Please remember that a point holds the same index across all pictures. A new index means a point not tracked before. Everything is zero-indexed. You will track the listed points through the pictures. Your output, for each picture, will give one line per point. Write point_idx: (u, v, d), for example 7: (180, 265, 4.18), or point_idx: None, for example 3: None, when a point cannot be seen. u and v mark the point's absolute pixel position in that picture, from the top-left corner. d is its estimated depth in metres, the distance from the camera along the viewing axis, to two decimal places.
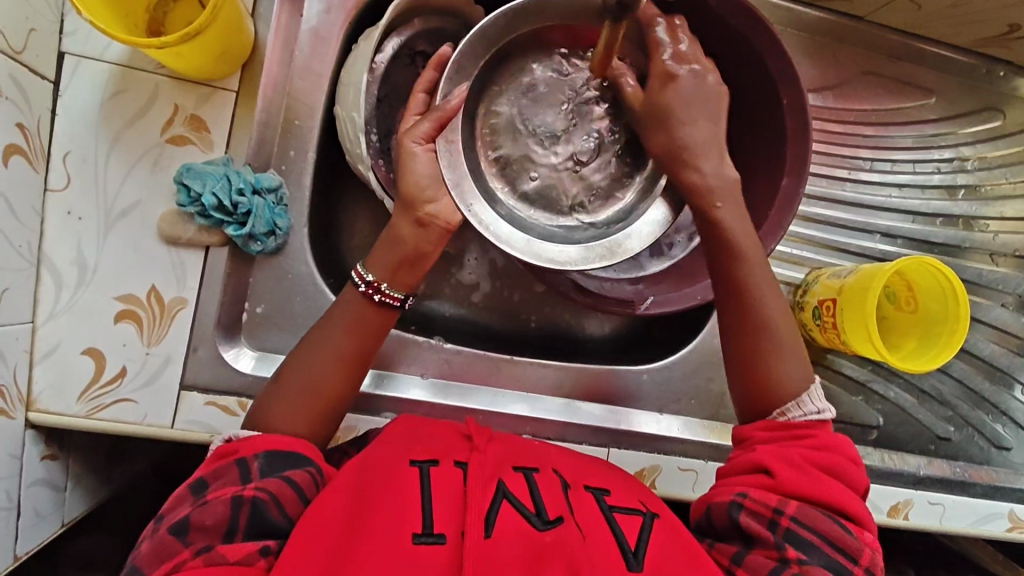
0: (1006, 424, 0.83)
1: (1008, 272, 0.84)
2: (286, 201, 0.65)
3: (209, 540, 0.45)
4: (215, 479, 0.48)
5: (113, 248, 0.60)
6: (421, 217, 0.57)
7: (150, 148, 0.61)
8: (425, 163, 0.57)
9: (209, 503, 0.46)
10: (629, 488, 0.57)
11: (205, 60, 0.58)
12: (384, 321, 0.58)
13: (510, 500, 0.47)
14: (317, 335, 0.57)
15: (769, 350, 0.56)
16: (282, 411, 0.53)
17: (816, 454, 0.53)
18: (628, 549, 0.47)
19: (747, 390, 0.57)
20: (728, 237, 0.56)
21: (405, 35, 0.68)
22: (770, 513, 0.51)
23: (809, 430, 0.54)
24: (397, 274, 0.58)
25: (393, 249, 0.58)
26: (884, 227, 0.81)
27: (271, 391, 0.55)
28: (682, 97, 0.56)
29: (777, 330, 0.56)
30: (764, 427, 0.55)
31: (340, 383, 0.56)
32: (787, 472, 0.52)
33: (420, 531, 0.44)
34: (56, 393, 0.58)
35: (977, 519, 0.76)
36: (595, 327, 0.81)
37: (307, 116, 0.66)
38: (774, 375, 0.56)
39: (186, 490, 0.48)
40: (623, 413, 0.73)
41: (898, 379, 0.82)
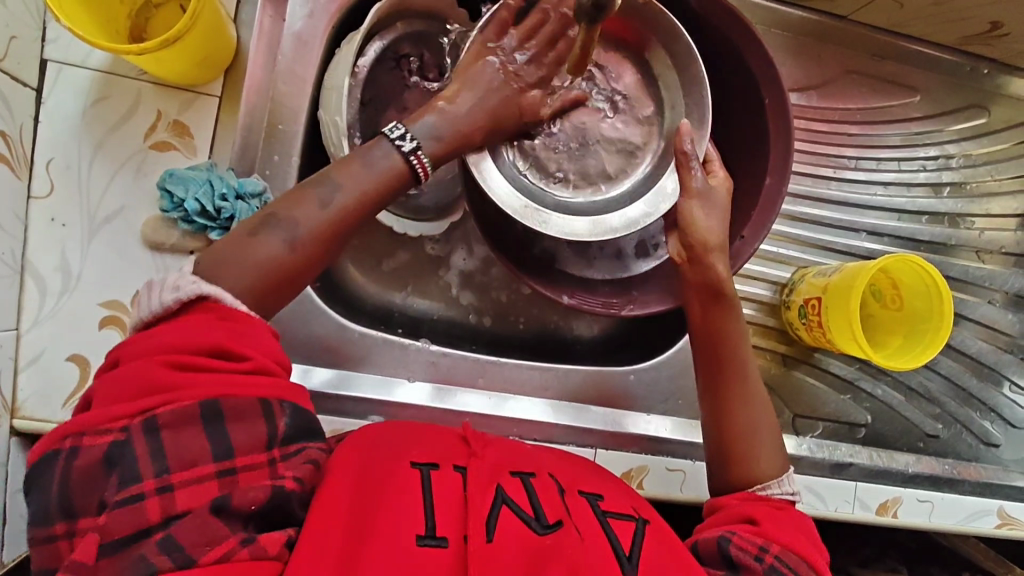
0: (994, 420, 0.84)
1: (995, 269, 0.85)
2: (271, 207, 0.64)
3: (240, 526, 0.39)
4: (237, 419, 0.41)
5: (98, 254, 0.60)
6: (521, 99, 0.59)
7: (133, 154, 0.61)
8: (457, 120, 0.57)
9: (246, 485, 0.40)
10: (621, 494, 0.57)
11: (186, 66, 0.58)
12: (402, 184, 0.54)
13: (510, 506, 0.47)
14: (305, 192, 0.50)
15: (746, 429, 0.59)
16: (249, 262, 0.46)
17: (796, 519, 0.54)
18: (624, 553, 0.47)
19: (724, 456, 0.59)
20: (724, 324, 0.60)
21: (388, 38, 0.69)
22: (756, 549, 0.50)
23: (786, 504, 0.56)
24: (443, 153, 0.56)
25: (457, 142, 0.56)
26: (870, 225, 0.81)
27: (237, 242, 0.47)
28: (710, 200, 0.60)
29: (758, 415, 0.59)
30: (741, 497, 0.56)
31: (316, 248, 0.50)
32: (771, 522, 0.53)
33: (422, 533, 0.44)
34: (41, 400, 0.58)
35: (966, 516, 0.76)
36: (583, 329, 0.81)
37: (291, 121, 0.66)
38: (750, 453, 0.58)
39: (196, 410, 0.39)
40: (611, 414, 0.73)
41: (886, 377, 0.82)
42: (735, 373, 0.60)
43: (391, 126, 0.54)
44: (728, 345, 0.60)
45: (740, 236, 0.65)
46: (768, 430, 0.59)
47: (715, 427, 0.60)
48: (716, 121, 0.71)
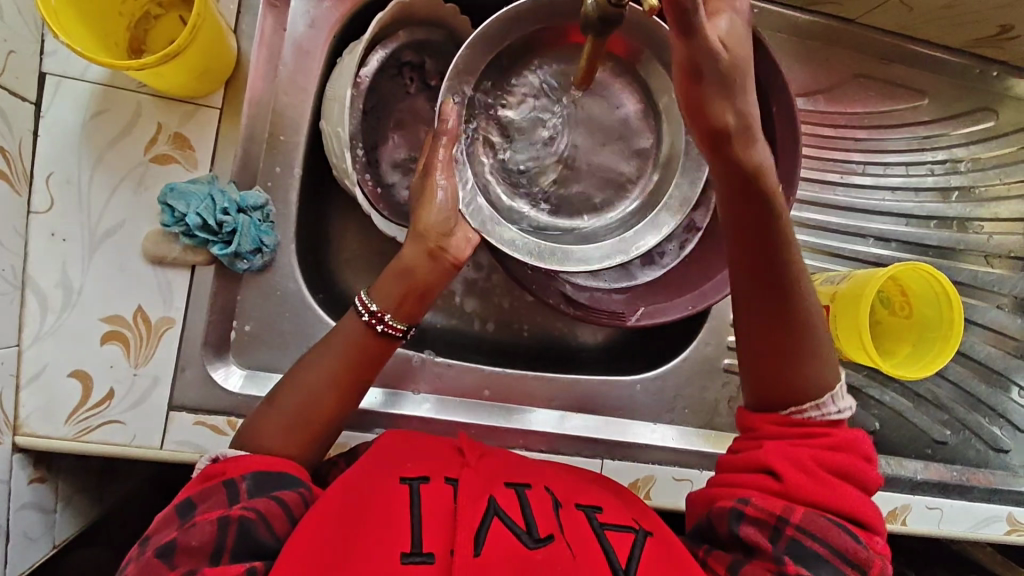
0: (1004, 426, 0.83)
1: (1004, 273, 0.84)
2: (271, 218, 0.64)
3: (194, 563, 0.44)
4: (200, 500, 0.47)
5: (99, 268, 0.59)
6: (433, 247, 0.57)
7: (133, 168, 0.60)
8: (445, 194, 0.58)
9: (195, 525, 0.45)
10: (620, 505, 0.56)
11: (187, 79, 0.58)
12: (383, 351, 0.57)
13: (500, 518, 0.46)
14: (313, 358, 0.56)
15: (794, 346, 0.52)
16: (270, 435, 0.53)
17: (829, 452, 0.52)
18: (620, 567, 0.47)
19: (767, 389, 0.54)
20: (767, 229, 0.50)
21: (391, 47, 0.68)
22: (774, 522, 0.50)
23: (824, 429, 0.53)
24: (400, 304, 0.57)
25: (402, 279, 0.57)
26: (877, 231, 0.80)
27: (261, 416, 0.54)
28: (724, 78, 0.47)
29: (805, 326, 0.52)
30: (776, 421, 0.54)
31: (332, 408, 0.55)
32: (796, 475, 0.51)
33: (409, 550, 0.44)
34: (43, 416, 0.58)
35: (975, 523, 0.76)
36: (588, 337, 0.80)
37: (293, 132, 0.65)
38: (798, 372, 0.53)
39: (173, 511, 0.47)
40: (616, 424, 0.72)
41: (894, 384, 0.81)
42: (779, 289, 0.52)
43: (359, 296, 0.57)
44: (774, 263, 0.51)
45: None
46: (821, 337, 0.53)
47: (754, 337, 0.54)
48: None
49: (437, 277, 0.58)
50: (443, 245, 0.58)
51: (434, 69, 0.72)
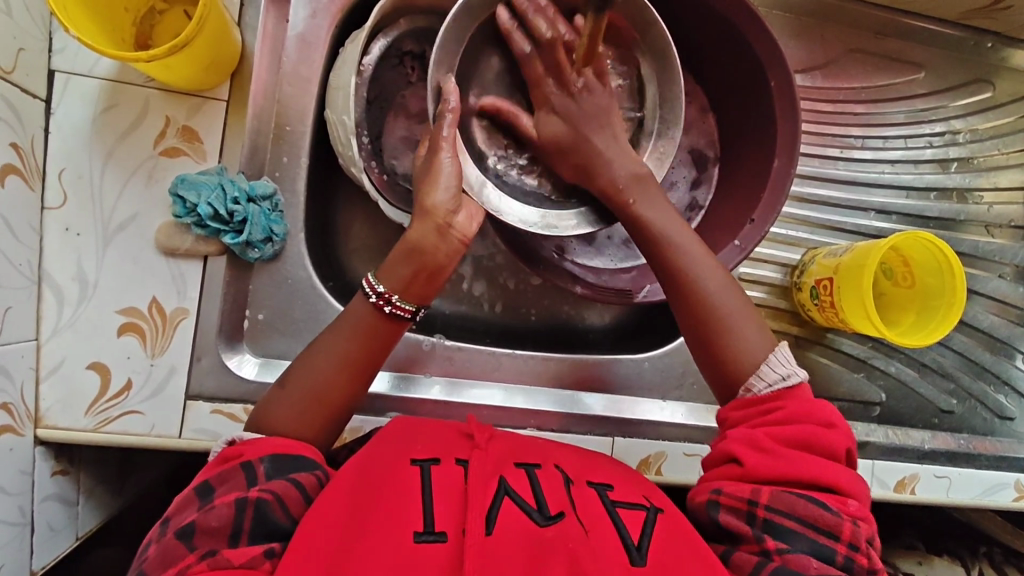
0: (1008, 394, 0.84)
1: (1005, 243, 0.85)
2: (281, 207, 0.65)
3: (212, 544, 0.45)
4: (221, 482, 0.48)
5: (113, 261, 0.60)
6: (442, 224, 0.55)
7: (144, 161, 0.61)
8: (450, 171, 0.56)
9: (214, 507, 0.46)
10: (632, 483, 0.57)
11: (195, 71, 0.58)
12: (394, 332, 0.57)
13: (511, 496, 0.47)
14: (322, 342, 0.56)
15: (718, 324, 0.57)
16: (285, 417, 0.54)
17: (781, 428, 0.52)
18: (632, 543, 0.48)
19: (718, 372, 0.57)
20: (652, 230, 0.59)
21: (392, 35, 0.70)
22: (745, 506, 0.51)
23: (776, 400, 0.54)
24: (410, 286, 0.56)
25: (412, 261, 0.56)
26: (879, 204, 0.81)
27: (275, 399, 0.55)
28: (584, 110, 0.59)
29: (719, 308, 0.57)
30: (739, 407, 0.55)
31: (344, 387, 0.56)
32: (754, 457, 0.52)
33: (421, 529, 0.45)
34: (64, 409, 0.59)
35: (984, 490, 0.78)
36: (595, 318, 0.81)
37: (299, 122, 0.66)
38: (730, 350, 0.56)
39: (192, 493, 0.48)
40: (626, 401, 0.74)
41: (899, 355, 0.82)
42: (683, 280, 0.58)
43: (366, 280, 0.57)
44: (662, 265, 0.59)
45: (750, 219, 0.65)
46: (734, 308, 0.58)
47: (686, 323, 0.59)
48: (722, 106, 0.71)
49: (446, 255, 0.56)
50: (450, 222, 0.56)
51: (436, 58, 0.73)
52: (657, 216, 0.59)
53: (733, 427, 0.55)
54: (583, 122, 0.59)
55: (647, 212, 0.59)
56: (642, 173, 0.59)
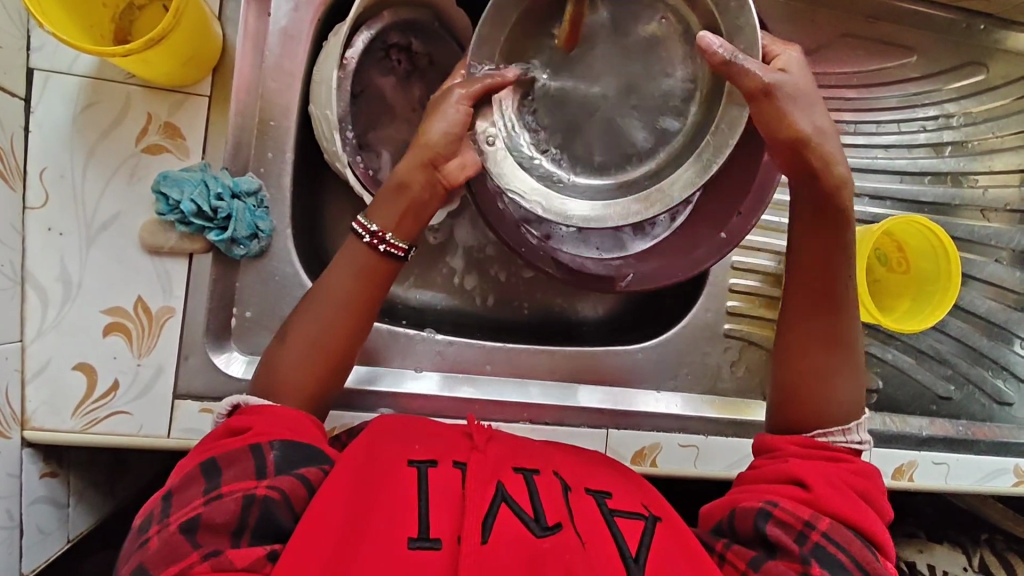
0: (1007, 379, 0.84)
1: (1001, 227, 0.84)
2: (267, 204, 0.64)
3: (217, 539, 0.44)
4: (228, 466, 0.47)
5: (97, 260, 0.60)
6: (432, 162, 0.54)
7: (126, 159, 0.60)
8: (453, 117, 0.53)
9: (219, 500, 0.45)
10: (630, 491, 0.56)
11: (177, 65, 0.58)
12: (388, 271, 0.57)
13: (508, 503, 0.47)
14: (322, 290, 0.56)
15: (829, 361, 0.56)
16: (289, 370, 0.54)
17: (849, 476, 0.53)
18: (630, 553, 0.47)
19: (789, 404, 0.57)
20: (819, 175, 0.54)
21: (376, 27, 0.67)
22: (800, 526, 0.50)
23: (851, 458, 0.54)
24: (401, 224, 0.55)
25: (401, 198, 0.55)
26: (872, 189, 0.81)
27: (276, 355, 0.55)
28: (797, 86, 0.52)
29: (844, 348, 0.56)
30: (800, 444, 0.55)
31: (346, 334, 0.56)
32: (824, 488, 0.51)
33: (415, 535, 0.44)
34: (50, 410, 0.59)
35: (982, 476, 0.77)
36: (588, 310, 0.81)
37: (283, 116, 0.65)
38: (824, 393, 0.56)
39: (199, 474, 0.47)
40: (620, 393, 0.73)
41: (895, 341, 0.81)
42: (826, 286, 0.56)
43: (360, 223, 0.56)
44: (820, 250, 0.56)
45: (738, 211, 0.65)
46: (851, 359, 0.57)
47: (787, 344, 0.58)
48: None
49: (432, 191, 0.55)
50: (438, 165, 0.54)
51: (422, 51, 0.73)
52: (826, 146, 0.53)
53: (794, 457, 0.54)
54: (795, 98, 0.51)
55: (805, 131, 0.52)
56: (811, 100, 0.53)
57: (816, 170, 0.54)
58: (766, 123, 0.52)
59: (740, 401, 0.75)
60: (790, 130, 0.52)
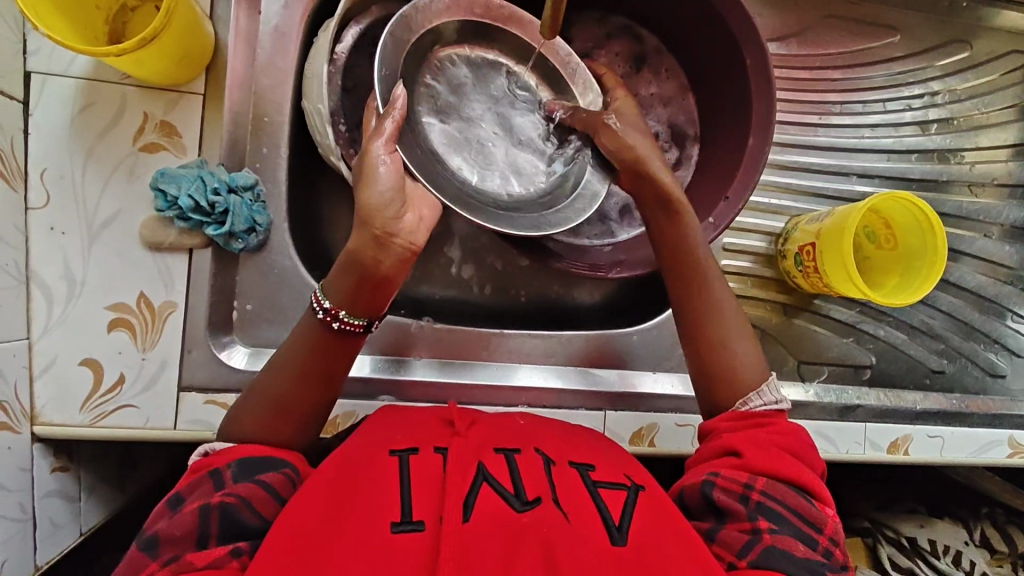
0: (999, 352, 0.85)
1: (990, 202, 0.85)
2: (263, 198, 0.65)
3: (179, 550, 0.46)
4: (190, 492, 0.49)
5: (99, 258, 0.61)
6: (380, 234, 0.51)
7: (124, 158, 0.62)
8: (388, 174, 0.52)
9: (179, 516, 0.47)
10: (615, 462, 0.57)
11: (172, 65, 0.59)
12: (348, 346, 0.56)
13: (489, 482, 0.48)
14: (283, 352, 0.56)
15: (719, 330, 0.59)
16: (252, 424, 0.54)
17: (779, 436, 0.55)
18: (613, 523, 0.48)
19: (713, 389, 0.58)
20: (635, 158, 0.62)
21: (365, 22, 0.70)
22: (741, 489, 0.51)
23: (770, 416, 0.56)
24: (356, 299, 0.53)
25: (352, 273, 0.53)
26: (860, 168, 0.82)
27: (241, 411, 0.55)
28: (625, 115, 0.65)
29: (726, 314, 0.60)
30: (731, 420, 0.56)
31: (308, 394, 0.55)
32: (757, 453, 0.53)
33: (398, 519, 0.44)
34: (59, 406, 0.60)
35: (977, 448, 0.78)
36: (584, 296, 0.82)
37: (276, 112, 0.66)
38: (729, 362, 0.58)
39: (163, 505, 0.49)
40: (616, 375, 0.74)
41: (888, 318, 0.82)
42: (690, 258, 0.61)
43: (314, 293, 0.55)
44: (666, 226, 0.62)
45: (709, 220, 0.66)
46: (736, 320, 0.60)
47: (687, 335, 0.60)
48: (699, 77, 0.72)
49: (389, 263, 0.52)
50: (392, 232, 0.52)
51: None
52: (635, 140, 0.63)
53: (726, 432, 0.56)
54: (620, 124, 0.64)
55: (627, 136, 0.63)
56: (630, 118, 0.65)
57: (640, 174, 0.62)
58: (610, 147, 0.63)
59: None
60: (627, 149, 0.62)
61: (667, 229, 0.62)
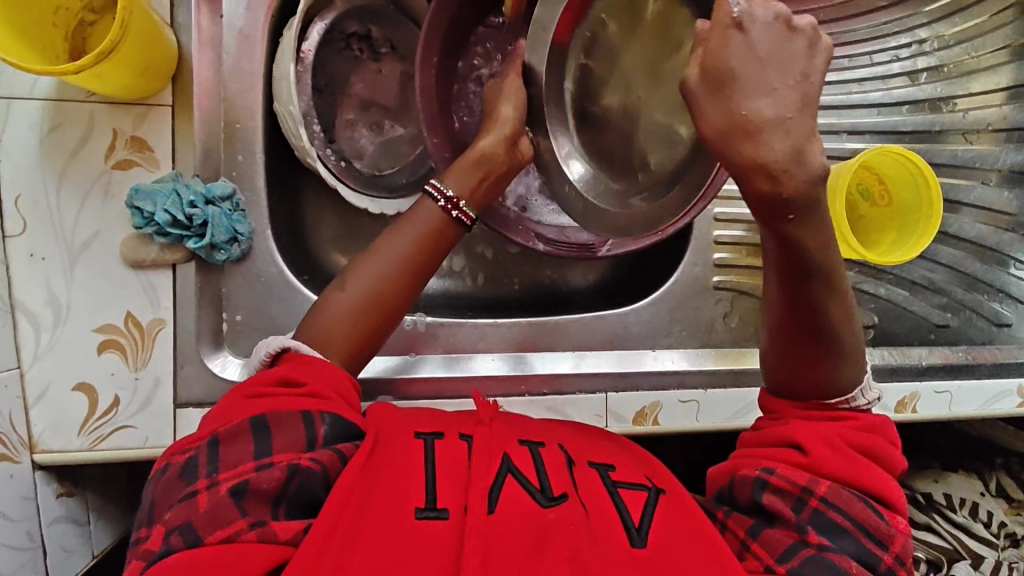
0: (1004, 301, 0.83)
1: (985, 148, 0.83)
2: (242, 207, 0.64)
3: (259, 507, 0.43)
4: (278, 428, 0.46)
5: (82, 281, 0.60)
6: (512, 136, 0.60)
7: (98, 177, 0.61)
8: (512, 89, 0.60)
9: (268, 464, 0.44)
10: (636, 463, 0.55)
11: (131, 76, 0.57)
12: (452, 237, 0.60)
13: (514, 474, 0.47)
14: (379, 245, 0.59)
15: (829, 350, 0.51)
16: (342, 315, 0.56)
17: (854, 434, 0.52)
18: (633, 524, 0.47)
19: (797, 389, 0.54)
20: (764, 167, 0.39)
21: (330, 17, 0.69)
22: (797, 493, 0.50)
23: (855, 414, 0.54)
24: (474, 190, 0.60)
25: (481, 166, 0.59)
26: (850, 124, 0.80)
27: (330, 299, 0.56)
28: (726, 67, 0.39)
29: (840, 335, 0.50)
30: (803, 407, 0.54)
31: (401, 293, 0.58)
32: (825, 452, 0.51)
33: (421, 505, 0.44)
34: (57, 432, 0.60)
35: (986, 401, 0.78)
36: (578, 278, 0.81)
37: (248, 118, 0.65)
38: (827, 378, 0.53)
39: (248, 425, 0.46)
40: (615, 356, 0.73)
41: (887, 276, 0.81)
42: (817, 292, 0.47)
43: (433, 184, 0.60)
44: (797, 260, 0.45)
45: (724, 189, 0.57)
46: (849, 336, 0.51)
47: (780, 343, 0.52)
48: None
49: (510, 167, 0.61)
50: (518, 137, 0.61)
51: (382, 36, 0.73)
52: (774, 120, 0.39)
53: (795, 418, 0.54)
54: (717, 91, 0.40)
55: (755, 118, 0.39)
56: (734, 73, 0.39)
57: (735, 175, 0.40)
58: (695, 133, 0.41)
59: (736, 350, 0.76)
60: (716, 138, 0.40)
61: (791, 264, 0.46)
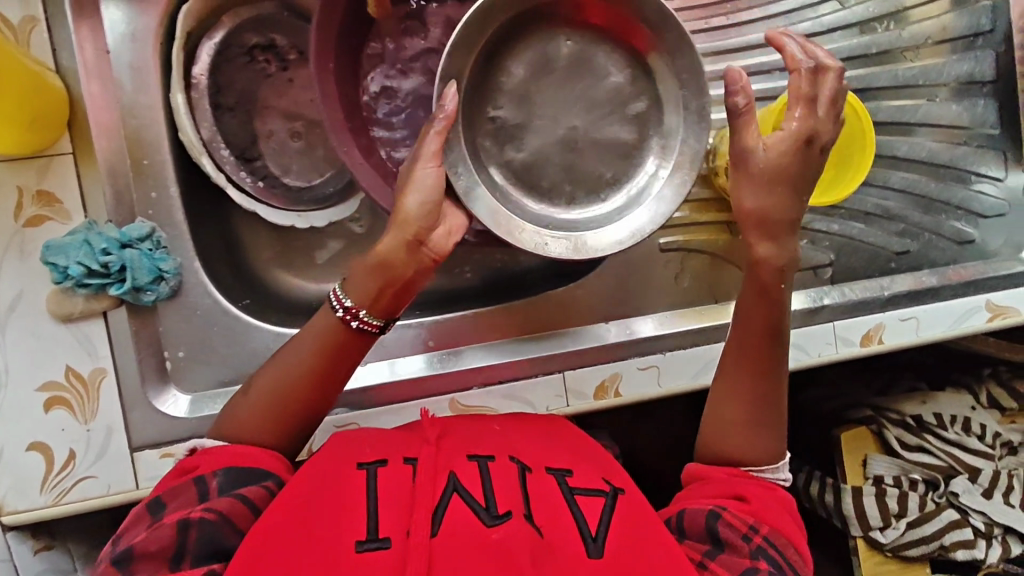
0: (963, 218, 0.81)
1: (928, 63, 0.80)
2: (164, 244, 0.64)
3: (155, 564, 0.46)
4: (172, 497, 0.49)
5: (15, 342, 0.60)
6: (415, 236, 0.53)
7: (12, 237, 0.60)
8: (432, 179, 0.54)
9: (161, 526, 0.47)
10: (591, 463, 0.56)
11: (18, 132, 0.56)
12: (360, 344, 0.56)
13: (460, 493, 0.46)
14: (291, 348, 0.57)
15: (757, 406, 0.58)
16: (247, 424, 0.54)
17: (781, 503, 0.55)
18: (589, 533, 0.46)
19: (724, 448, 0.58)
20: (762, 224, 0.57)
21: (219, 36, 0.68)
22: (746, 528, 0.51)
23: (772, 486, 0.56)
24: (376, 299, 0.54)
25: (380, 274, 0.54)
26: (781, 62, 0.76)
27: (238, 405, 0.56)
28: (774, 164, 0.56)
29: (773, 398, 0.58)
30: (729, 472, 0.56)
31: (309, 396, 0.56)
32: (762, 505, 0.53)
33: (363, 538, 0.43)
34: (19, 493, 0.60)
35: (954, 320, 0.76)
36: (531, 257, 0.80)
37: (155, 152, 0.64)
38: (746, 444, 0.57)
39: (147, 507, 0.48)
40: (570, 333, 0.72)
41: (839, 211, 0.79)
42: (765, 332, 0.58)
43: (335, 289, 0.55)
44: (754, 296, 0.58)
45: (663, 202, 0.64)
46: (772, 403, 0.58)
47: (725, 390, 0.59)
48: None
49: (415, 274, 0.54)
50: (425, 238, 0.54)
51: (285, 45, 0.71)
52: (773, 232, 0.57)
53: (723, 480, 0.56)
54: (752, 179, 0.56)
55: (750, 205, 0.56)
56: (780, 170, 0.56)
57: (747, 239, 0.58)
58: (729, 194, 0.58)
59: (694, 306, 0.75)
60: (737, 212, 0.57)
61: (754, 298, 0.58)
